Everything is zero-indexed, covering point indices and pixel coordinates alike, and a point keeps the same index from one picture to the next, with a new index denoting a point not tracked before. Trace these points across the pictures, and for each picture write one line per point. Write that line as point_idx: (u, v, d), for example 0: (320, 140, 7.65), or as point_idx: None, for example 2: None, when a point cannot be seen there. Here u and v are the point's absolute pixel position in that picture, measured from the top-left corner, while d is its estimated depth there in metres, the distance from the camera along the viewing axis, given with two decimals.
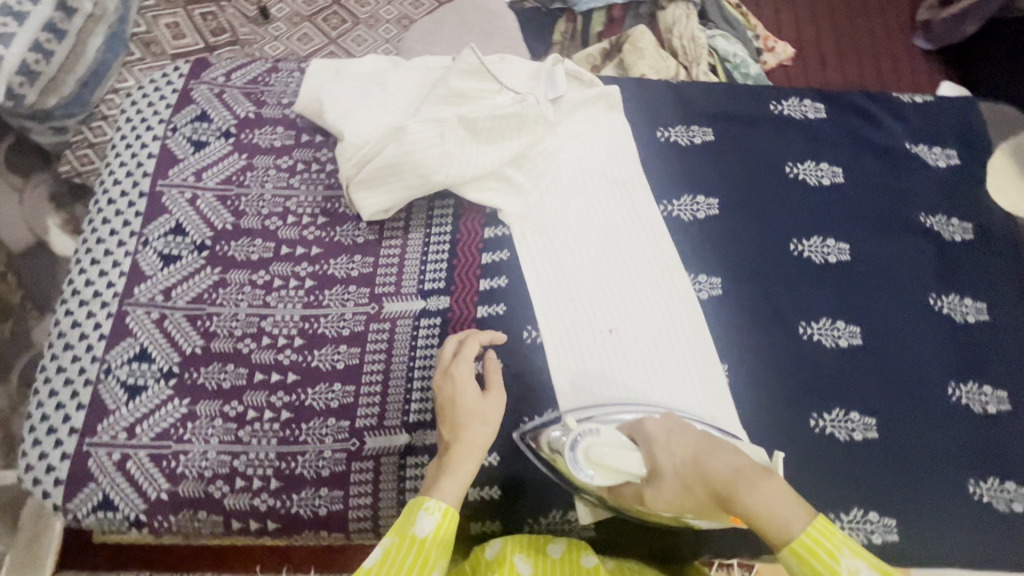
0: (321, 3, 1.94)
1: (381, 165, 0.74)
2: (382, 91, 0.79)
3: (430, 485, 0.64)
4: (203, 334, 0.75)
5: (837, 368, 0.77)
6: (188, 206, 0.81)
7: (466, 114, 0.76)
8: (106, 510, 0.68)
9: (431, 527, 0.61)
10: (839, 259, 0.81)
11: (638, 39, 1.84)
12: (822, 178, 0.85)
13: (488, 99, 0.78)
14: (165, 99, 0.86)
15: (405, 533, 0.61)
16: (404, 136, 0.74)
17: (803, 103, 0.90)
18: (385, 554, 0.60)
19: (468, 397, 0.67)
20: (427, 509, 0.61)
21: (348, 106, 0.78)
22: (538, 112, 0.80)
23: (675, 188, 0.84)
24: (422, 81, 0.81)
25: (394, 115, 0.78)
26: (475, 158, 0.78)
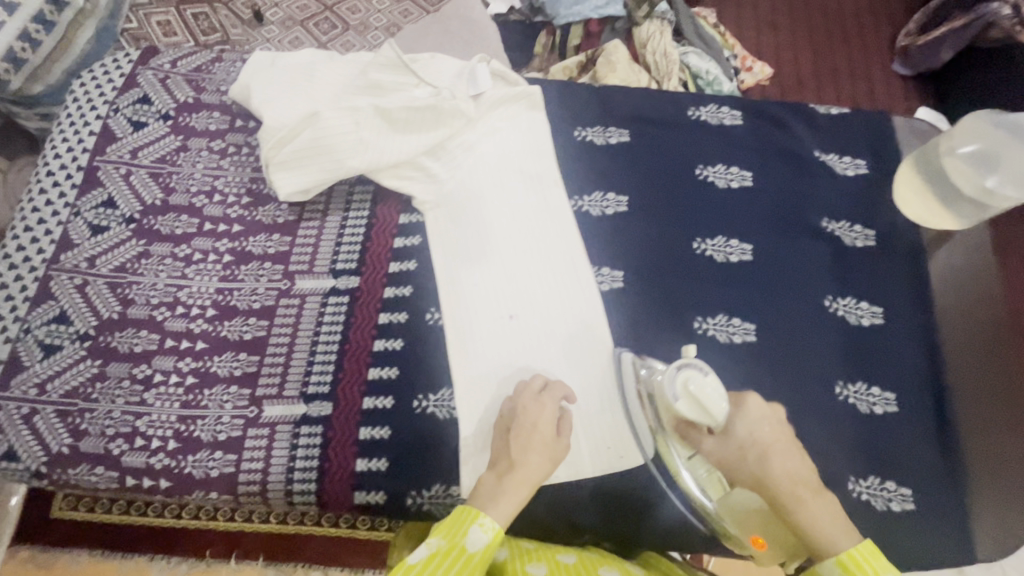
0: (313, 9, 2.00)
1: (297, 147, 0.79)
2: (307, 81, 0.84)
3: (488, 496, 0.63)
4: (121, 301, 0.79)
5: (728, 362, 0.79)
6: (122, 181, 0.86)
7: (381, 105, 0.81)
8: (9, 460, 0.72)
9: (482, 545, 0.57)
10: (740, 259, 0.84)
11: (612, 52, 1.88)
12: (731, 181, 0.88)
13: (405, 92, 0.83)
14: (111, 81, 0.92)
15: (455, 543, 0.57)
16: (321, 123, 0.79)
17: (721, 110, 0.94)
18: (432, 556, 0.56)
19: (546, 430, 0.69)
20: (483, 525, 0.58)
21: (271, 93, 0.82)
22: (455, 106, 0.84)
23: (587, 184, 0.88)
24: (348, 72, 0.85)
25: (316, 101, 0.82)
26: (391, 147, 0.82)
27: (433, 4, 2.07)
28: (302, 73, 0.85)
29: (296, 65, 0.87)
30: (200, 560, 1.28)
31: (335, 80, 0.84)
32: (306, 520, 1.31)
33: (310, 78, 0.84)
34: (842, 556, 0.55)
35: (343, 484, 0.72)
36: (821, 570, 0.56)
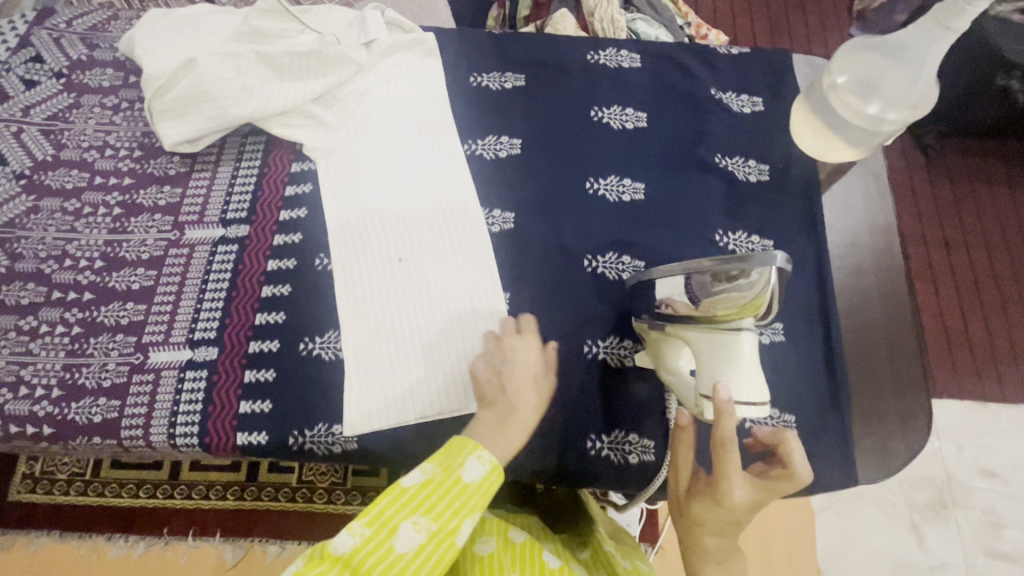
0: None
1: (177, 94, 0.80)
2: (193, 31, 0.84)
3: (488, 432, 0.65)
4: (9, 255, 0.79)
5: (616, 298, 0.79)
6: (13, 139, 0.85)
7: (263, 51, 0.82)
8: None
9: (477, 475, 0.61)
10: (633, 198, 0.84)
11: (560, 22, 1.87)
12: (626, 122, 0.88)
13: (290, 38, 0.85)
14: (4, 40, 0.91)
15: (450, 473, 0.60)
16: (201, 70, 0.80)
17: (620, 53, 0.93)
18: (427, 481, 0.60)
19: (524, 371, 0.70)
20: (478, 458, 0.61)
21: (154, 43, 0.82)
22: (343, 54, 0.85)
23: (480, 128, 0.88)
24: (234, 20, 0.86)
25: (198, 49, 0.82)
26: (276, 94, 0.83)
27: None
28: (187, 23, 0.85)
29: (182, 15, 0.86)
30: (156, 538, 1.29)
31: (221, 26, 0.85)
32: (265, 495, 1.32)
33: (193, 27, 0.84)
34: None
35: (226, 426, 0.72)
36: None
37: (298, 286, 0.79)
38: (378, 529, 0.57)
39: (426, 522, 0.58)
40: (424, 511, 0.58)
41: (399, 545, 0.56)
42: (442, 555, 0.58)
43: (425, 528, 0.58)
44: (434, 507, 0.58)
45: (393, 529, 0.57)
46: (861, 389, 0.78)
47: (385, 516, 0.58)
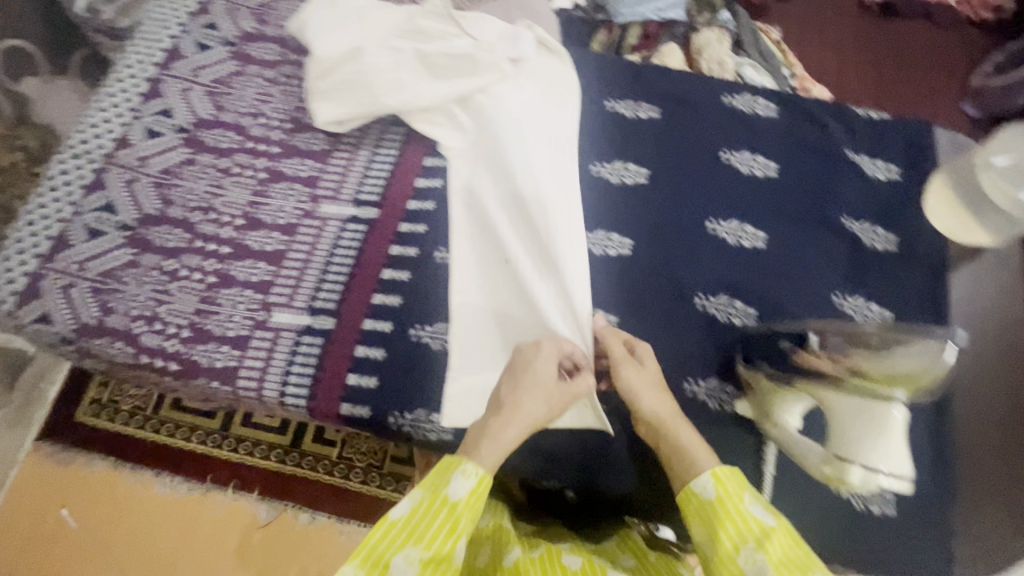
0: None
1: (341, 78, 0.86)
2: (361, 23, 0.90)
3: (478, 437, 0.61)
4: (162, 200, 0.86)
5: (723, 341, 0.79)
6: (181, 95, 0.93)
7: (422, 50, 0.88)
8: (43, 323, 0.78)
9: (466, 492, 0.56)
10: (752, 245, 0.84)
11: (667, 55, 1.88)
12: (755, 169, 0.88)
13: (446, 40, 0.90)
14: (186, 5, 0.99)
15: (437, 493, 0.55)
16: (364, 63, 0.86)
17: (756, 100, 0.94)
18: (414, 509, 0.55)
19: (542, 375, 0.67)
20: (465, 472, 0.56)
21: (322, 27, 0.89)
22: (490, 63, 0.89)
23: (610, 153, 0.90)
24: (393, 15, 0.91)
25: (361, 40, 0.88)
26: (424, 90, 0.88)
27: None
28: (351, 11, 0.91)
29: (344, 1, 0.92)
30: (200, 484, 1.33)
31: (381, 19, 0.91)
32: (304, 464, 1.34)
33: (356, 16, 0.90)
34: (718, 471, 0.57)
35: (332, 393, 0.76)
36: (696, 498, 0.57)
37: (417, 274, 0.82)
38: (369, 571, 0.50)
39: (418, 552, 0.52)
40: (416, 541, 0.52)
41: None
42: None
43: (416, 559, 0.51)
44: (425, 533, 0.53)
45: (386, 567, 0.51)
46: (966, 481, 0.75)
47: (377, 553, 0.51)
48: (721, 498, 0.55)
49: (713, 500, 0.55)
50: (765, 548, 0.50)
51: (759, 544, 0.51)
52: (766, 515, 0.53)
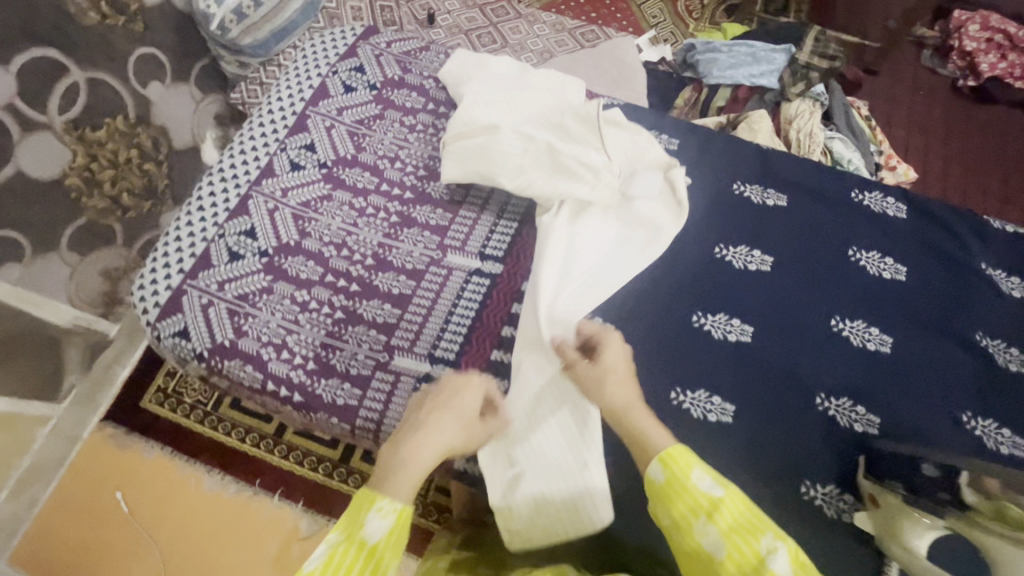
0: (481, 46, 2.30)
1: (470, 144, 0.91)
2: (510, 100, 0.96)
3: (395, 461, 0.60)
4: (299, 231, 0.90)
5: (844, 446, 0.77)
6: (325, 132, 0.98)
7: (556, 147, 0.90)
8: (181, 338, 0.83)
9: (382, 532, 0.53)
10: (877, 349, 0.82)
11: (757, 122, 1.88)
12: (884, 271, 0.87)
13: (583, 148, 0.91)
14: (336, 47, 1.06)
15: (353, 537, 0.52)
16: (513, 131, 0.92)
17: (886, 200, 0.93)
18: (330, 560, 0.51)
19: (468, 402, 0.69)
20: (380, 509, 0.53)
21: (484, 85, 0.97)
22: (607, 187, 0.90)
23: (735, 237, 0.90)
24: (549, 89, 1.00)
25: (518, 107, 0.95)
26: (536, 182, 0.89)
27: (588, 40, 2.37)
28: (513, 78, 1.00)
29: (510, 68, 1.02)
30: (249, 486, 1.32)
31: (539, 89, 0.99)
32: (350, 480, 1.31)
33: (515, 83, 0.99)
34: (667, 451, 0.57)
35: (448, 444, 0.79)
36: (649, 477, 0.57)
37: None
38: None
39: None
40: None
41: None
42: None
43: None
44: None
45: None
46: None
47: None
48: (670, 479, 0.55)
49: (665, 483, 0.56)
50: (714, 521, 0.52)
51: (710, 517, 0.53)
52: (714, 488, 0.54)
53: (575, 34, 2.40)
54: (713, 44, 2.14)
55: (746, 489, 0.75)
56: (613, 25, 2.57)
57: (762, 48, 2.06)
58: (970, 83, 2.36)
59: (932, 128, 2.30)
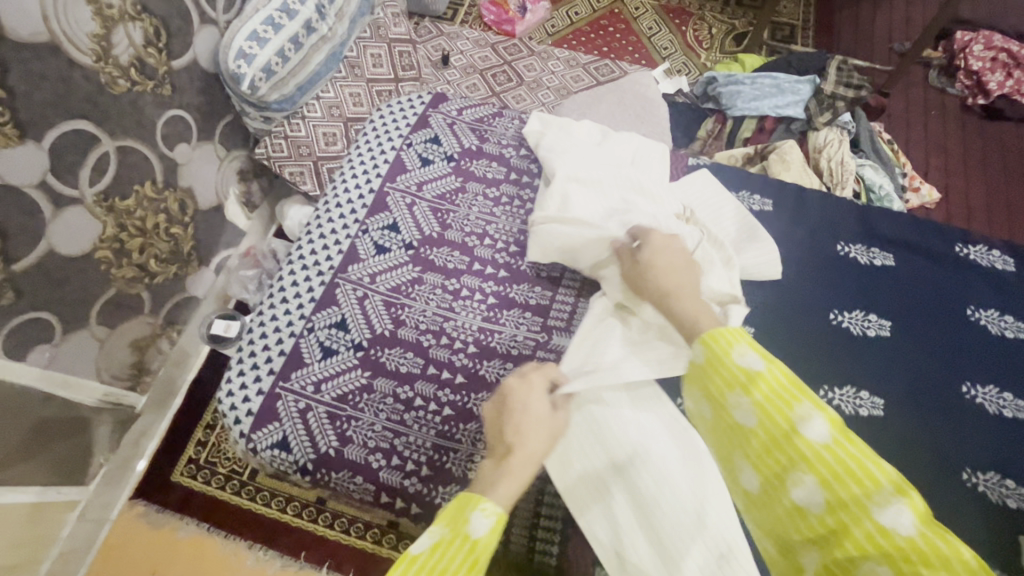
0: (482, 95, 2.28)
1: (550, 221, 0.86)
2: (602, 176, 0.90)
3: (490, 480, 0.61)
4: (393, 319, 0.85)
5: (1004, 527, 0.73)
6: (407, 209, 0.94)
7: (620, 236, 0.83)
8: (282, 450, 0.77)
9: (484, 530, 0.54)
10: (1016, 415, 0.79)
11: (786, 152, 1.79)
12: (1006, 330, 0.85)
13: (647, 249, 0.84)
14: (407, 118, 1.03)
15: (458, 531, 0.55)
16: (598, 208, 0.87)
17: (992, 253, 0.92)
18: (434, 545, 0.54)
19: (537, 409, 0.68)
20: (484, 510, 0.56)
21: (573, 154, 0.93)
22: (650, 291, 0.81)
23: (847, 300, 0.88)
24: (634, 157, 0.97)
25: (604, 178, 0.90)
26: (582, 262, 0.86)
27: (603, 74, 2.36)
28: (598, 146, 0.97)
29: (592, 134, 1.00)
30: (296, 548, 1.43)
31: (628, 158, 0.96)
32: None
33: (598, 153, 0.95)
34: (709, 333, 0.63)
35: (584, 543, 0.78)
36: (694, 353, 0.64)
37: None
38: None
39: None
40: None
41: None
42: None
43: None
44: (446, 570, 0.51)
45: None
46: None
47: None
48: (713, 356, 0.62)
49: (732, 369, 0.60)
50: (750, 391, 0.59)
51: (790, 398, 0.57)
52: (755, 363, 0.60)
53: (589, 68, 2.38)
54: (735, 77, 2.14)
55: None
56: (626, 59, 2.52)
57: (786, 80, 2.06)
58: (981, 102, 2.18)
59: (950, 147, 2.13)
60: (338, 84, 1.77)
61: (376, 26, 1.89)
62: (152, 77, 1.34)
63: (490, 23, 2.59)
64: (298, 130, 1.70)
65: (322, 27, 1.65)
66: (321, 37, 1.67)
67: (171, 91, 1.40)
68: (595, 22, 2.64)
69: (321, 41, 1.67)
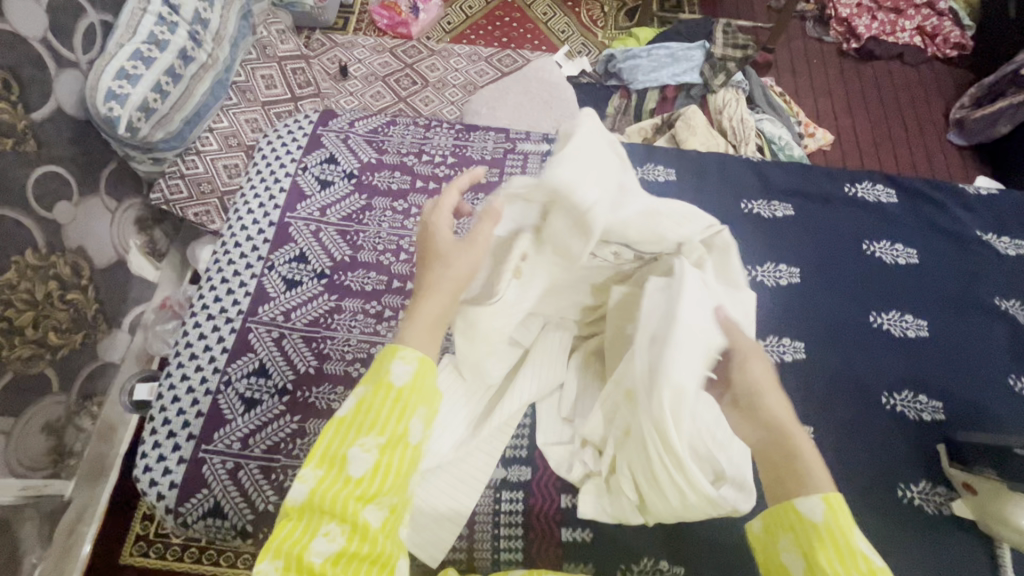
0: (389, 100, 2.22)
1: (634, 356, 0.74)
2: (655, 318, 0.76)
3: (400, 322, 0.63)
4: (317, 355, 0.81)
5: (921, 440, 0.79)
6: (312, 237, 0.90)
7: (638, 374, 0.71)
8: (215, 518, 0.72)
9: (407, 376, 0.56)
10: (917, 334, 0.86)
11: (690, 117, 1.83)
12: (898, 258, 0.92)
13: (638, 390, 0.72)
14: (297, 142, 1.00)
15: (380, 380, 0.56)
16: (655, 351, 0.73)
17: (876, 188, 1.00)
18: (359, 402, 0.56)
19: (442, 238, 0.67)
20: (404, 357, 0.57)
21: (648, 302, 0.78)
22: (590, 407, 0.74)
23: (758, 256, 0.92)
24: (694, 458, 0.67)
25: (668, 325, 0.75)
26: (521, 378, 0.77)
27: (507, 65, 2.36)
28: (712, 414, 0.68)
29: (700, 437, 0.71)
30: None
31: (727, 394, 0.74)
32: None
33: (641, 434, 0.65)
34: None
35: (549, 537, 0.76)
36: None
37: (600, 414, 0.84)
38: (328, 467, 0.53)
39: (374, 440, 0.54)
40: (370, 431, 0.54)
41: (354, 472, 0.53)
42: (401, 463, 0.54)
43: (375, 444, 0.54)
44: (374, 420, 0.55)
45: (342, 459, 0.54)
46: None
47: (330, 451, 0.54)
48: None
49: None
50: None
51: None
52: None
53: (491, 61, 2.37)
54: (632, 51, 2.17)
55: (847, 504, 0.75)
56: (527, 47, 2.52)
57: (678, 49, 2.13)
58: (854, 45, 2.30)
59: (834, 90, 2.26)
60: (230, 111, 1.65)
61: (262, 45, 1.78)
62: (10, 134, 1.19)
63: (385, 28, 2.51)
64: (195, 167, 1.58)
65: (201, 54, 1.54)
66: (202, 64, 1.56)
67: (37, 146, 1.26)
68: (490, 13, 2.63)
69: (202, 68, 1.56)
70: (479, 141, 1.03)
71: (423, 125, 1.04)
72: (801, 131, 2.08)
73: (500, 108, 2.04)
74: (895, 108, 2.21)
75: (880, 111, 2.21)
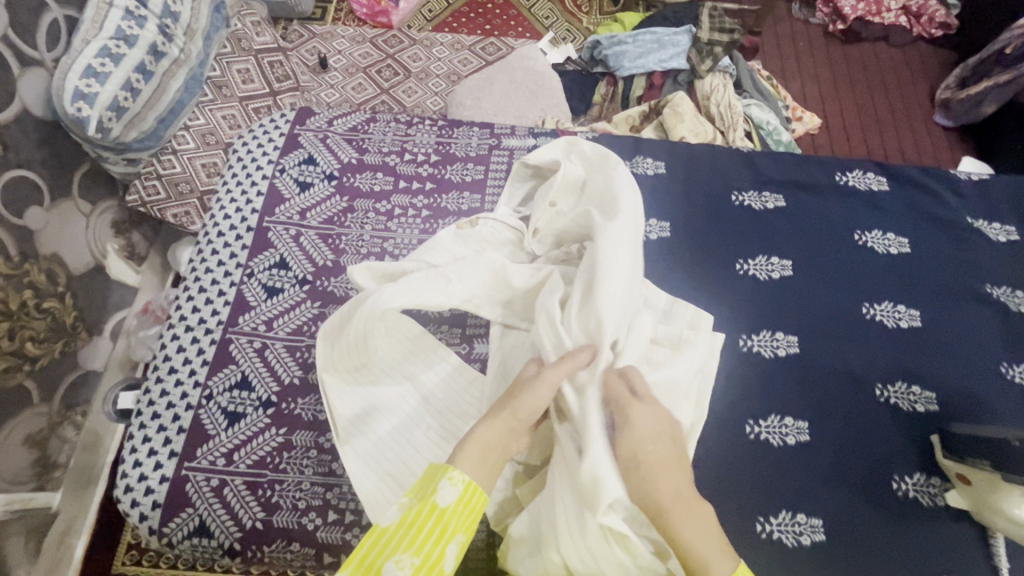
0: (371, 92, 2.16)
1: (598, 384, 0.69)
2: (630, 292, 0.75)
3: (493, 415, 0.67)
4: (301, 365, 0.78)
5: (916, 432, 0.79)
6: (293, 242, 0.87)
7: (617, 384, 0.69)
8: (202, 537, 0.70)
9: (451, 499, 0.57)
10: (910, 324, 0.85)
11: (678, 103, 1.80)
12: (890, 247, 0.91)
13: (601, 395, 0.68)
14: (274, 142, 0.97)
15: (426, 501, 0.57)
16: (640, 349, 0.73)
17: (867, 176, 0.99)
18: (403, 516, 0.56)
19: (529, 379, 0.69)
20: (451, 478, 0.58)
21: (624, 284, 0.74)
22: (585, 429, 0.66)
23: (750, 249, 0.91)
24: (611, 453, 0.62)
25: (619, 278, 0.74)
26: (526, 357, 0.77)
27: (491, 53, 2.31)
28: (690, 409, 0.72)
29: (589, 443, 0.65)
30: None
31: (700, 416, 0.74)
32: None
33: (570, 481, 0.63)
34: None
35: None
36: None
37: None
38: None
39: (410, 557, 0.54)
40: (409, 548, 0.54)
41: None
42: None
43: (409, 564, 0.53)
44: (412, 540, 0.55)
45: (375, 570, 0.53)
46: None
47: (366, 561, 0.54)
48: None
49: None
50: None
51: None
52: None
53: (475, 49, 2.32)
54: (617, 37, 2.13)
55: (844, 500, 0.75)
56: (510, 34, 2.46)
57: (664, 34, 2.10)
58: (839, 27, 2.28)
59: (821, 73, 2.24)
60: (206, 108, 1.60)
61: (237, 38, 1.72)
62: None
63: (364, 17, 2.44)
64: (172, 167, 1.53)
65: (172, 50, 1.48)
66: (174, 60, 1.50)
67: (3, 150, 1.20)
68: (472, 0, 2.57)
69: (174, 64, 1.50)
70: (463, 137, 1.00)
71: (404, 122, 1.01)
72: (790, 115, 2.06)
73: (485, 98, 1.99)
74: (880, 90, 2.20)
75: (867, 92, 2.19)
